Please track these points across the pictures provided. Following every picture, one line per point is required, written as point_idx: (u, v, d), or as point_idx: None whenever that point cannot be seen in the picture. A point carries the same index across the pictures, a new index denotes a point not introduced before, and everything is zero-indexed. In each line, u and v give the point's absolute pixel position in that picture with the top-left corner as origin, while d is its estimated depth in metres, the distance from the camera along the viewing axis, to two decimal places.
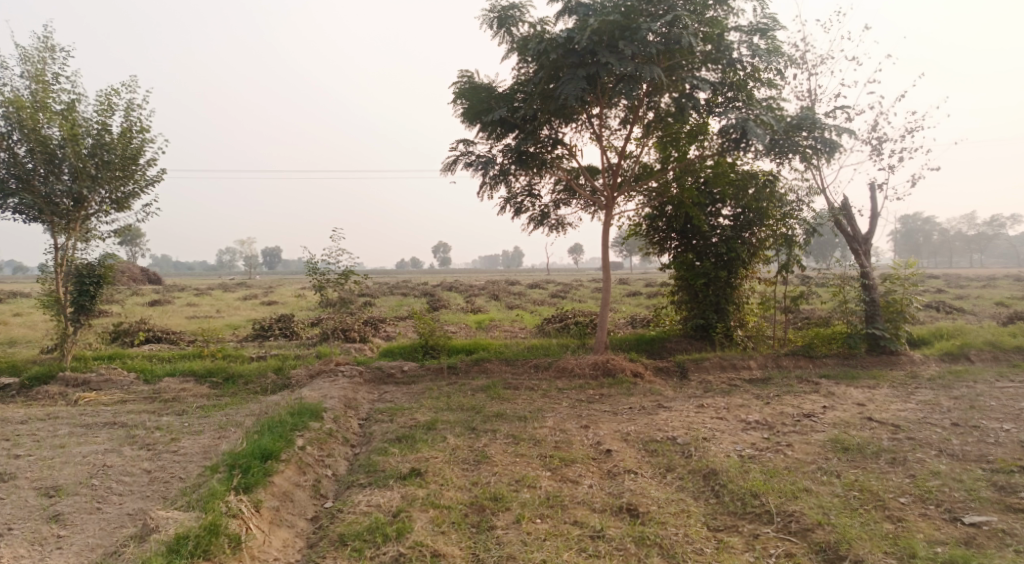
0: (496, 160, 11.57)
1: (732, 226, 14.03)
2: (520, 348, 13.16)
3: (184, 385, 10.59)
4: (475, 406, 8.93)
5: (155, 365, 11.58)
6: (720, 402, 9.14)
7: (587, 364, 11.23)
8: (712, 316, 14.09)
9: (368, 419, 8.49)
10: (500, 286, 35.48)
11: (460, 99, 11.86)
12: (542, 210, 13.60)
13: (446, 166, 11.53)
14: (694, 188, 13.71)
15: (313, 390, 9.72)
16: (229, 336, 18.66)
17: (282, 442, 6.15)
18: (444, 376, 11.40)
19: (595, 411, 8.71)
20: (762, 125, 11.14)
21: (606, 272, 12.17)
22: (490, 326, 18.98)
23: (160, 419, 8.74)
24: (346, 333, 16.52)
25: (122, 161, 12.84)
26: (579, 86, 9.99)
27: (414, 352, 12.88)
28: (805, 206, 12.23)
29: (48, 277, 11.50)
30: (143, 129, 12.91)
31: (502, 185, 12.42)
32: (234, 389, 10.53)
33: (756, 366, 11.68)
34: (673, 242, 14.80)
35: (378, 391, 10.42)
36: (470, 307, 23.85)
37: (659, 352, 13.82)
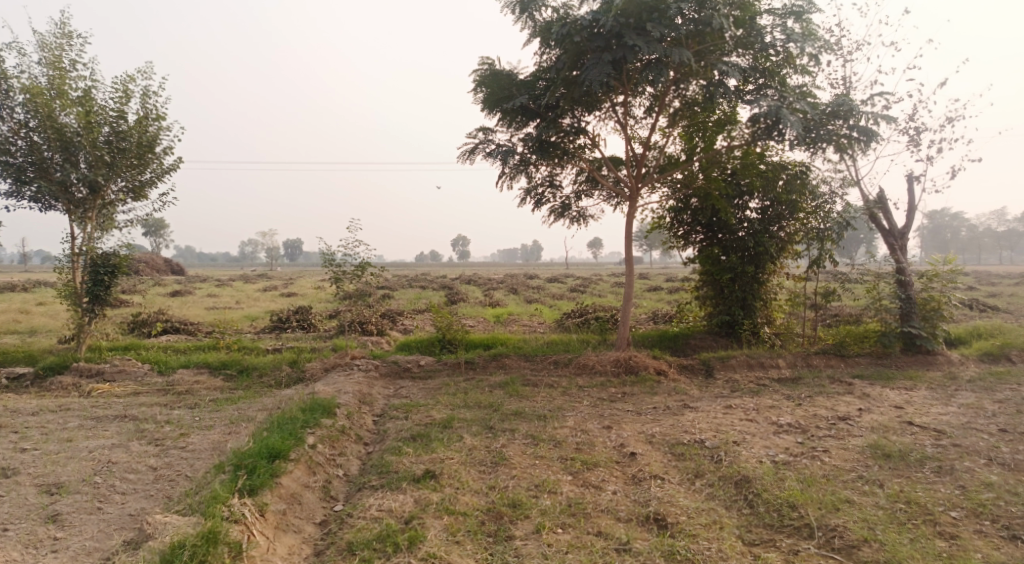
0: (516, 149, 11.23)
1: (760, 219, 13.51)
2: (540, 343, 12.83)
3: (198, 378, 10.41)
4: (492, 403, 8.63)
5: (170, 356, 11.43)
6: (749, 403, 8.74)
7: (609, 361, 10.87)
8: (739, 312, 13.64)
9: (383, 415, 8.23)
10: (520, 279, 35.15)
11: (480, 88, 11.54)
12: (563, 202, 13.24)
13: (465, 154, 11.22)
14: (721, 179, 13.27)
15: (327, 385, 9.49)
16: (247, 328, 18.58)
17: (291, 441, 5.89)
18: (461, 371, 11.12)
19: (617, 411, 8.37)
20: (796, 112, 10.66)
21: (629, 265, 11.76)
22: (510, 320, 18.68)
23: (171, 412, 8.56)
24: (363, 325, 16.33)
25: (139, 149, 12.70)
26: (605, 72, 9.61)
27: (431, 346, 12.62)
28: (839, 198, 11.75)
29: (64, 266, 11.42)
30: (159, 117, 12.75)
31: (522, 176, 12.08)
32: (248, 382, 10.34)
33: (785, 365, 11.24)
34: (699, 236, 14.38)
35: (394, 386, 10.16)
36: (489, 301, 23.56)
37: (683, 349, 13.41)
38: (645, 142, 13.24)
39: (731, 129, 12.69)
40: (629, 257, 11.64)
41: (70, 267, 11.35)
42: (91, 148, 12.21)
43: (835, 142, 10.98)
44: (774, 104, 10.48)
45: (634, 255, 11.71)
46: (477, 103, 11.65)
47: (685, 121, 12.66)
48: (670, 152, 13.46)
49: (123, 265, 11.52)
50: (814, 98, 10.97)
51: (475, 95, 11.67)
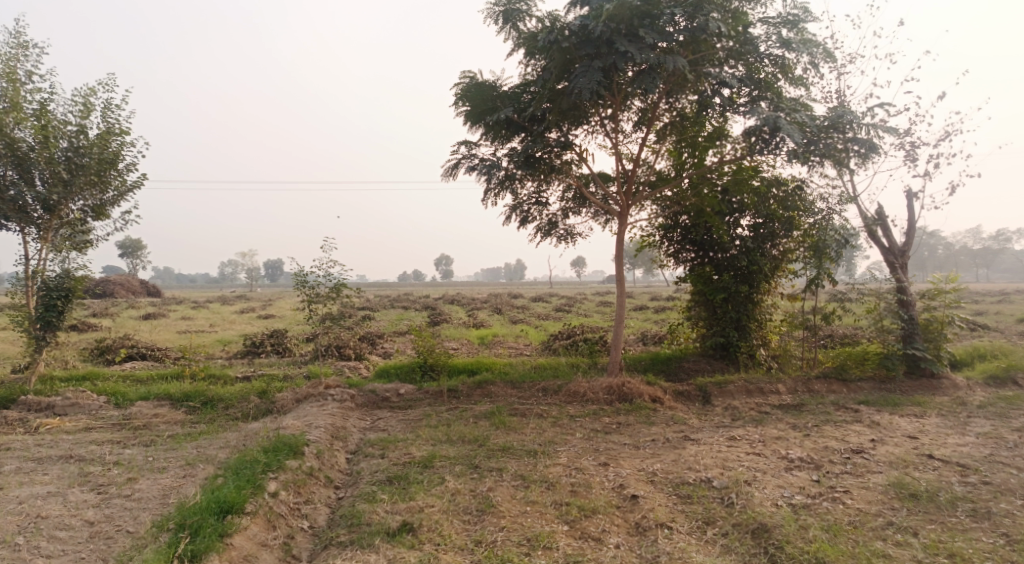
0: (501, 164, 10.65)
1: (753, 237, 13.06)
2: (527, 368, 12.15)
3: (158, 411, 9.61)
4: (477, 437, 7.95)
5: (129, 387, 10.60)
6: (754, 434, 8.13)
7: (601, 388, 10.24)
8: (734, 334, 13.09)
9: (357, 453, 7.51)
10: (503, 299, 34.52)
11: (462, 102, 10.96)
12: (550, 219, 12.66)
13: (447, 170, 10.63)
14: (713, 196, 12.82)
15: (298, 418, 8.74)
16: (219, 353, 17.70)
17: (248, 491, 5.19)
18: (444, 400, 10.41)
19: (613, 444, 7.72)
20: (794, 124, 10.14)
21: (621, 286, 11.14)
22: (494, 343, 18.00)
23: (122, 451, 7.76)
24: (341, 350, 15.58)
25: (99, 165, 11.93)
26: (595, 81, 9.09)
27: (412, 372, 11.90)
28: (837, 215, 11.35)
29: (16, 290, 10.61)
30: (122, 132, 12.03)
31: (508, 192, 11.50)
32: (213, 415, 9.55)
33: (786, 390, 10.67)
34: (689, 254, 13.93)
35: (371, 418, 9.44)
36: (472, 322, 22.87)
37: (676, 373, 12.82)
38: (634, 158, 12.77)
39: (722, 144, 12.26)
40: (621, 275, 11.08)
41: (24, 291, 10.63)
42: (47, 164, 11.40)
43: (833, 156, 10.53)
44: (772, 115, 9.93)
45: (625, 272, 11.15)
46: (459, 117, 11.08)
47: (674, 134, 12.29)
48: (660, 167, 12.99)
49: (78, 288, 10.72)
50: (812, 110, 10.49)
51: (456, 109, 11.10)
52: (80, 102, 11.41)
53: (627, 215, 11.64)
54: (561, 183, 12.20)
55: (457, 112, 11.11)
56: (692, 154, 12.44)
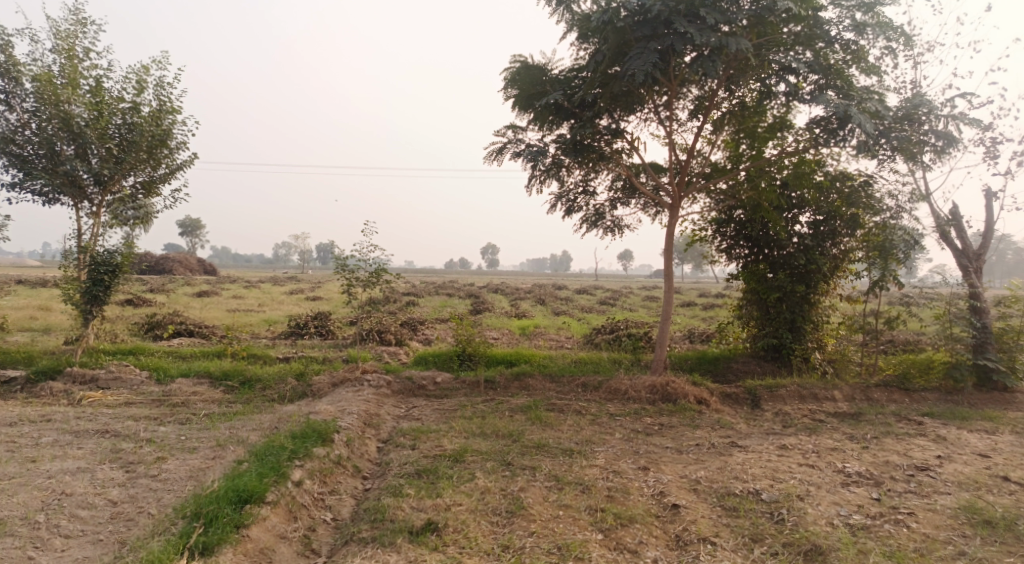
0: (548, 150, 10.29)
1: (812, 234, 12.40)
2: (568, 362, 11.80)
3: (197, 389, 9.64)
4: (512, 432, 7.67)
5: (172, 364, 10.71)
6: (807, 443, 7.62)
7: (644, 386, 9.82)
8: (787, 336, 12.45)
9: (389, 442, 7.33)
10: (547, 290, 34.17)
11: (510, 86, 10.59)
12: (597, 209, 12.25)
13: (492, 154, 10.32)
14: (772, 190, 12.20)
15: (332, 403, 8.63)
16: (265, 333, 17.92)
17: (270, 480, 5.06)
18: (481, 391, 10.18)
19: (654, 447, 7.34)
20: (865, 113, 9.43)
21: (669, 280, 10.69)
22: (536, 334, 17.69)
23: (158, 428, 7.76)
24: (382, 335, 15.53)
25: (150, 142, 12.07)
26: (650, 63, 8.62)
27: (450, 361, 11.70)
28: (906, 214, 10.61)
29: (70, 264, 10.81)
30: (173, 110, 12.15)
31: (554, 180, 11.14)
32: (250, 395, 9.53)
33: (842, 398, 10.05)
34: (742, 250, 13.35)
35: (405, 406, 9.26)
36: (515, 312, 22.61)
37: (724, 374, 12.28)
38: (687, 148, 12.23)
39: (783, 135, 11.63)
40: (669, 266, 10.62)
41: (76, 264, 10.82)
42: (100, 139, 11.58)
43: (906, 149, 9.79)
44: (841, 103, 9.25)
45: (674, 263, 10.69)
46: (507, 102, 10.72)
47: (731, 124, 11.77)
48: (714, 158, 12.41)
49: (125, 264, 10.83)
50: (886, 98, 9.75)
51: (504, 93, 10.75)
52: (134, 79, 11.55)
53: (679, 203, 11.16)
54: (610, 171, 11.77)
55: (504, 96, 10.75)
56: (749, 144, 11.83)
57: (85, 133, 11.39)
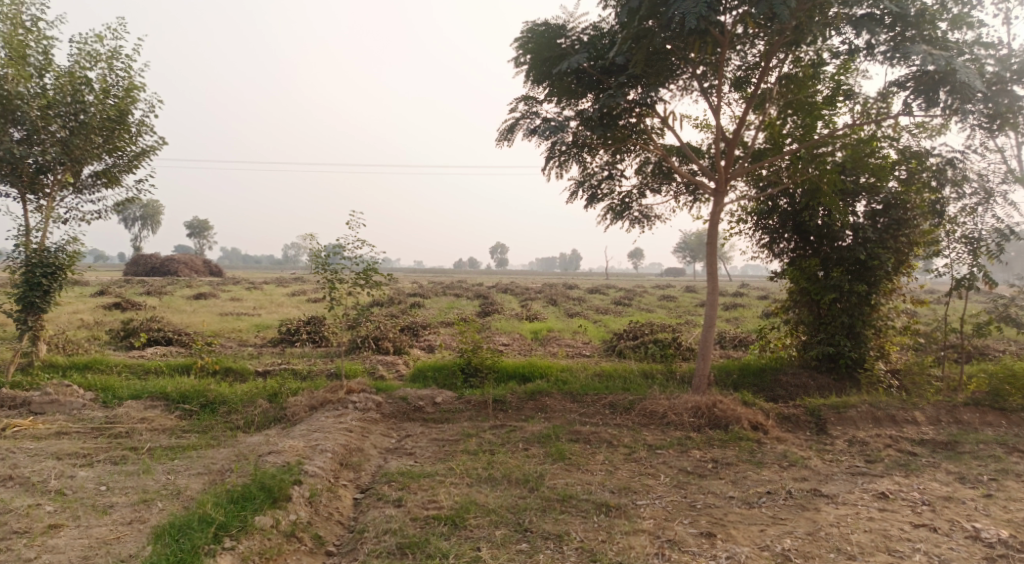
0: (568, 124, 8.56)
1: (873, 224, 10.78)
2: (590, 375, 10.08)
3: (146, 414, 8.00)
4: (528, 476, 5.99)
5: (126, 381, 9.10)
6: (912, 489, 5.88)
7: (686, 408, 8.13)
8: (846, 343, 10.71)
9: (370, 493, 5.68)
10: (558, 290, 32.43)
11: (521, 55, 8.87)
12: (623, 197, 10.56)
13: (502, 133, 8.66)
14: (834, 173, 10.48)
15: (306, 435, 7.01)
16: (254, 339, 16.34)
17: None
18: (489, 413, 8.53)
19: (714, 498, 5.64)
20: (969, 69, 7.51)
21: (714, 281, 9.00)
22: (550, 339, 16.02)
23: (80, 471, 6.14)
24: (379, 343, 13.97)
25: (105, 124, 10.48)
26: (703, 3, 7.09)
27: (452, 376, 10.04)
28: (1003, 199, 8.78)
29: (13, 265, 9.14)
30: (132, 87, 10.58)
31: (574, 162, 9.45)
32: (210, 422, 7.89)
33: (926, 420, 8.31)
34: (787, 243, 11.82)
35: (397, 436, 7.64)
36: (526, 313, 20.88)
37: (771, 389, 10.52)
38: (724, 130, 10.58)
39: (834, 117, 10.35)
40: (714, 260, 8.90)
41: (20, 265, 9.14)
42: (46, 120, 9.96)
43: (1010, 117, 7.92)
44: (939, 55, 7.32)
45: (720, 256, 8.97)
46: (519, 74, 9.01)
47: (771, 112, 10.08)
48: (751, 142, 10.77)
49: (69, 265, 9.37)
50: (992, 50, 7.81)
51: (515, 63, 9.05)
52: (86, 51, 9.95)
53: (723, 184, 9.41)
54: (639, 153, 10.06)
55: (516, 66, 9.05)
56: (797, 121, 10.50)
57: (27, 113, 9.75)
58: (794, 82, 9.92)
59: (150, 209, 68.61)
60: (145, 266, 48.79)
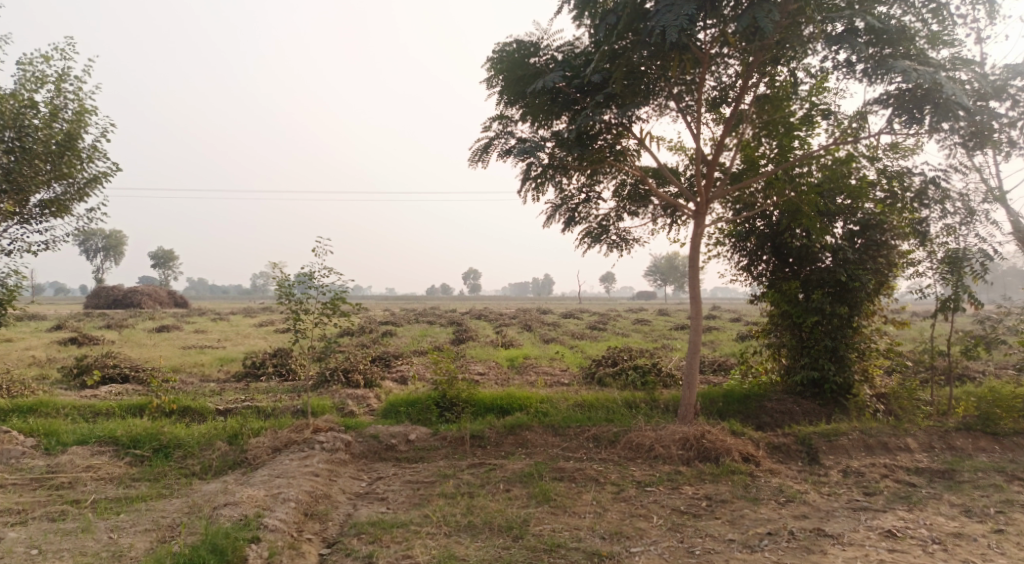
0: (544, 143, 8.23)
1: (852, 246, 10.69)
2: (571, 406, 9.66)
3: (92, 462, 7.32)
4: (512, 522, 5.53)
5: (72, 425, 8.39)
6: (919, 525, 5.56)
7: (673, 440, 7.75)
8: (830, 367, 10.48)
9: (337, 547, 5.15)
10: (533, 315, 32.04)
11: (494, 77, 8.58)
12: (600, 221, 10.26)
13: (475, 153, 8.30)
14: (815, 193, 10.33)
15: (267, 481, 6.45)
16: (217, 374, 15.60)
17: None
18: (466, 449, 8.05)
19: (713, 541, 5.24)
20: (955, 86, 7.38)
21: (698, 307, 8.69)
22: (527, 367, 15.59)
23: (11, 531, 5.50)
24: (349, 375, 13.40)
25: (53, 150, 9.90)
26: (684, 16, 6.91)
27: (425, 410, 9.54)
28: (984, 218, 8.68)
29: None
30: (82, 111, 10.04)
31: (551, 185, 9.11)
32: (162, 469, 7.26)
33: (919, 447, 8.06)
34: (765, 266, 11.64)
35: (368, 479, 7.12)
36: (501, 340, 20.42)
37: (757, 416, 10.22)
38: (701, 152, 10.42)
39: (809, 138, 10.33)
40: (696, 284, 8.61)
41: None
42: None
43: (993, 135, 7.83)
44: (924, 70, 7.22)
45: (703, 279, 8.69)
46: (492, 94, 8.70)
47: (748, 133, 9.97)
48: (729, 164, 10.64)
49: (10, 300, 8.70)
50: (972, 67, 7.74)
51: (488, 85, 8.76)
52: (31, 73, 9.40)
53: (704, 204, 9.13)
54: (616, 175, 9.79)
55: (488, 88, 8.77)
56: (774, 143, 10.42)
57: None
58: (769, 102, 9.85)
59: (112, 240, 66.82)
60: (107, 298, 47.24)
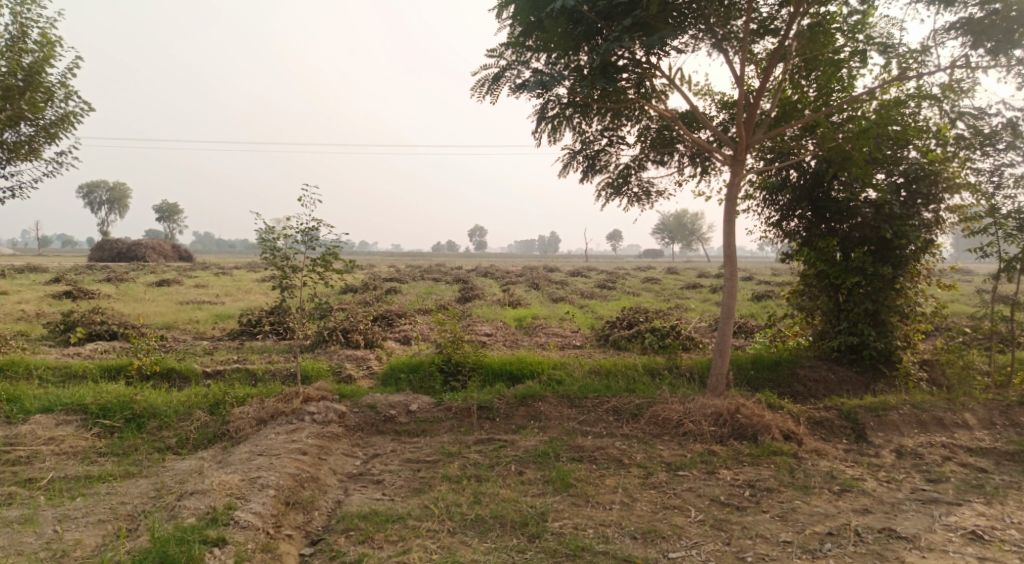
0: (561, 74, 7.13)
1: (899, 200, 9.68)
2: (588, 373, 8.83)
3: (56, 433, 6.50)
4: (527, 517, 4.75)
5: (37, 389, 7.58)
6: (1005, 524, 4.76)
7: (705, 415, 6.92)
8: (870, 332, 9.60)
9: (322, 548, 4.41)
10: (540, 273, 31.12)
11: (504, 5, 7.47)
12: (620, 170, 9.24)
13: (481, 84, 7.37)
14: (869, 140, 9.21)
15: (246, 462, 5.66)
16: (211, 332, 14.84)
17: None
18: (474, 422, 7.26)
19: (765, 544, 4.45)
20: None
21: (733, 266, 7.72)
22: (537, 328, 14.76)
23: None
24: (348, 335, 12.59)
25: (15, 85, 8.95)
26: None
27: (427, 377, 8.72)
28: None
29: None
30: (44, 40, 9.05)
31: (566, 128, 8.05)
32: (133, 443, 6.48)
33: (978, 424, 7.24)
34: (800, 222, 10.64)
35: (363, 457, 6.33)
36: (509, 298, 19.60)
37: (789, 385, 9.41)
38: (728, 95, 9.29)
39: (853, 81, 9.25)
40: (732, 240, 7.64)
41: None
42: None
43: None
44: None
45: (738, 235, 7.72)
46: (502, 26, 7.61)
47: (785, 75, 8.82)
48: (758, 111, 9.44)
49: None
50: None
51: (497, 16, 7.69)
52: None
53: (744, 147, 8.03)
54: (640, 117, 8.69)
55: (497, 19, 7.69)
56: (814, 84, 9.34)
57: None
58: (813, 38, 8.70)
59: (115, 192, 65.83)
60: (111, 252, 46.56)
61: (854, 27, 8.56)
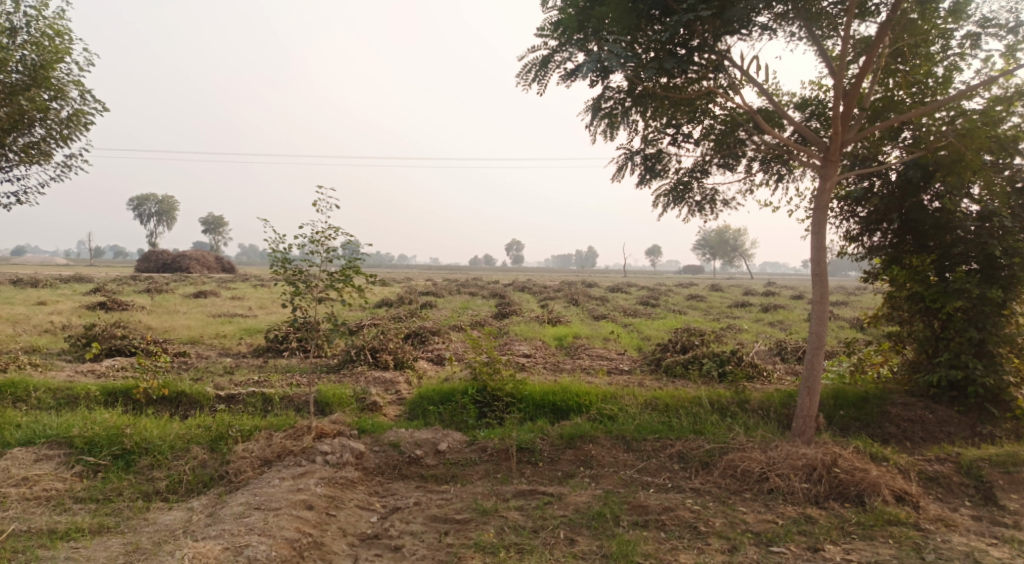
0: (620, 58, 6.06)
1: (1008, 211, 8.33)
2: (644, 407, 7.64)
3: (32, 471, 5.62)
4: None
5: (24, 417, 6.75)
6: None
7: (794, 469, 5.70)
8: (976, 366, 8.20)
9: None
10: (579, 289, 29.96)
11: None
12: (680, 175, 8.08)
13: (527, 72, 6.46)
14: (981, 140, 7.80)
15: (240, 522, 4.69)
16: (236, 348, 14.06)
17: None
18: (512, 467, 6.15)
19: None
20: None
21: (823, 288, 6.46)
22: (580, 349, 13.58)
23: None
24: (376, 355, 11.61)
25: (22, 81, 8.33)
26: None
27: (459, 408, 7.65)
28: None
29: None
30: (49, 31, 8.42)
31: (623, 126, 6.96)
32: (116, 486, 5.56)
33: None
34: (885, 237, 9.30)
35: (380, 512, 5.29)
36: (548, 315, 18.47)
37: (879, 427, 8.07)
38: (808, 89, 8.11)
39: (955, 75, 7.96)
40: (821, 258, 6.44)
41: None
42: None
43: None
44: None
45: (827, 252, 6.53)
46: (550, 13, 6.64)
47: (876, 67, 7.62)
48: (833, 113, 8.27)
49: None
50: None
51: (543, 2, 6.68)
52: None
53: (837, 146, 6.81)
54: (708, 113, 7.53)
55: (544, 5, 6.68)
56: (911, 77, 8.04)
57: None
58: (903, 27, 7.45)
59: (164, 204, 67.04)
60: (155, 263, 47.04)
61: (960, 7, 7.31)
